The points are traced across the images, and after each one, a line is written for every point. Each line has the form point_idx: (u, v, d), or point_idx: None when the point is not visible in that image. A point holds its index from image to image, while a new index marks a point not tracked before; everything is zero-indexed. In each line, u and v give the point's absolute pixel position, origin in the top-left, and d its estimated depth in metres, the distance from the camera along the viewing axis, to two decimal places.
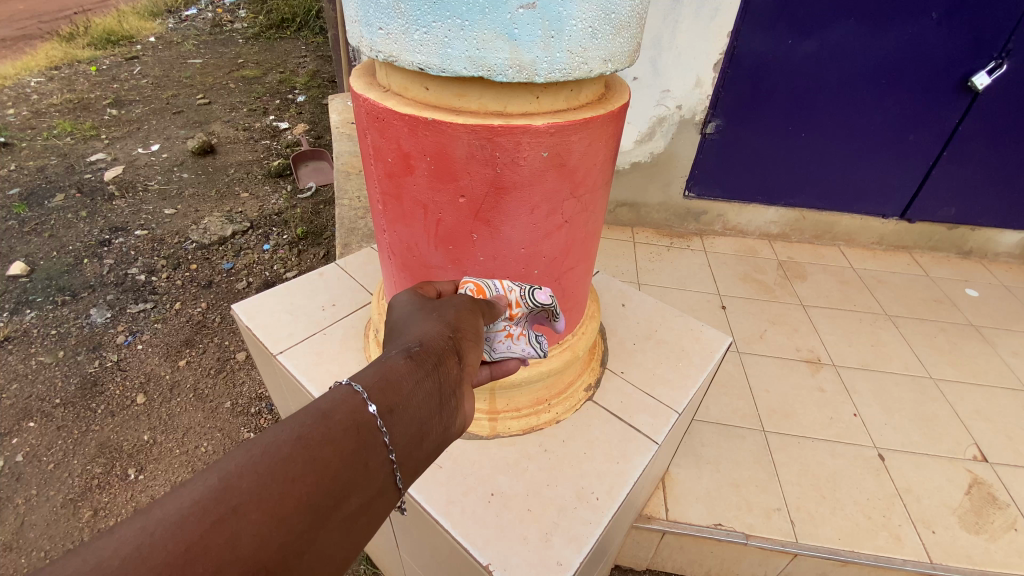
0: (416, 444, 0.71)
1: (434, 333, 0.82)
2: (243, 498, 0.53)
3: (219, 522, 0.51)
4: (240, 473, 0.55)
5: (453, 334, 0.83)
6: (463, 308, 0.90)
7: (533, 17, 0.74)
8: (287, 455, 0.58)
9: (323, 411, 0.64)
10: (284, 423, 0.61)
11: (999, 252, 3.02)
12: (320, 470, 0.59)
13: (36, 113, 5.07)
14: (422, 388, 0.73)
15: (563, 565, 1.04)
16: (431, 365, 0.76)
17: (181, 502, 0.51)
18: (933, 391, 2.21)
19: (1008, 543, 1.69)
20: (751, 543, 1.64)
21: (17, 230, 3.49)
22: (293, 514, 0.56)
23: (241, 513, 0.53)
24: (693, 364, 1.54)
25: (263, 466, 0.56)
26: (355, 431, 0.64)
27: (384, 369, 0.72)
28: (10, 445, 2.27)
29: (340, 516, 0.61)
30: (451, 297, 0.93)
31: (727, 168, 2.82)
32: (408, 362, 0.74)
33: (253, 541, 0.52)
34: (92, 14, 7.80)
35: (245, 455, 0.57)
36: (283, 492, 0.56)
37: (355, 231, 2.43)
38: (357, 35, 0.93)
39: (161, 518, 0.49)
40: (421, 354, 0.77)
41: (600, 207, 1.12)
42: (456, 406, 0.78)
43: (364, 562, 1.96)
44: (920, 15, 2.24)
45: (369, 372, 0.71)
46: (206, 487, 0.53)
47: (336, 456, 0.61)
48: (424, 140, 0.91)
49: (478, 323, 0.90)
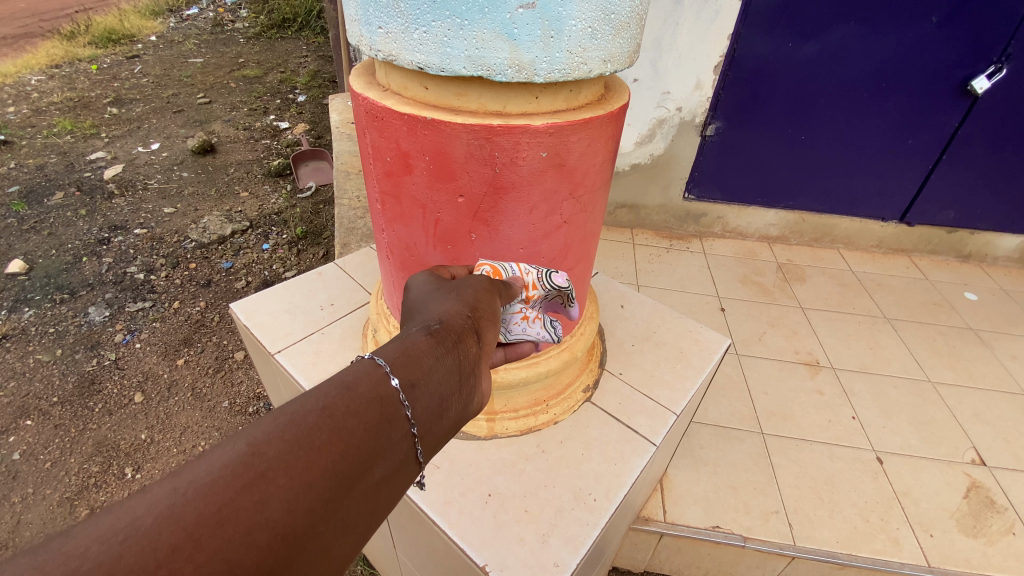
0: (436, 420, 0.71)
1: (453, 310, 0.82)
2: (271, 463, 0.53)
3: (250, 486, 0.51)
4: (268, 439, 0.55)
5: (472, 312, 0.83)
6: (480, 287, 0.89)
7: (532, 17, 0.74)
8: (313, 424, 0.58)
9: (347, 383, 0.64)
10: (309, 394, 0.61)
11: (999, 256, 3.03)
12: (345, 441, 0.59)
13: (36, 111, 5.07)
14: (442, 364, 0.73)
15: (560, 567, 1.04)
16: (452, 342, 0.76)
17: (210, 466, 0.51)
18: (932, 394, 2.21)
19: (1006, 547, 1.69)
20: (748, 546, 1.63)
21: (15, 228, 3.49)
22: (320, 481, 0.56)
23: (270, 478, 0.53)
24: (692, 365, 1.55)
25: (290, 434, 0.56)
26: (379, 404, 0.64)
27: (406, 346, 0.72)
28: (7, 443, 2.26)
29: (364, 486, 0.61)
30: (470, 277, 0.93)
31: (727, 169, 2.82)
32: (429, 338, 0.74)
33: (282, 506, 0.52)
34: (93, 12, 7.82)
35: (272, 423, 0.57)
36: (310, 460, 0.56)
37: (354, 231, 2.43)
38: (356, 34, 0.92)
39: (192, 480, 0.49)
40: (441, 332, 0.76)
41: (600, 207, 1.12)
42: (474, 383, 0.78)
43: (360, 563, 1.96)
44: (920, 19, 2.25)
45: (390, 347, 0.71)
46: (235, 452, 0.53)
47: (360, 427, 0.61)
48: (423, 139, 0.90)
49: (494, 303, 0.89)
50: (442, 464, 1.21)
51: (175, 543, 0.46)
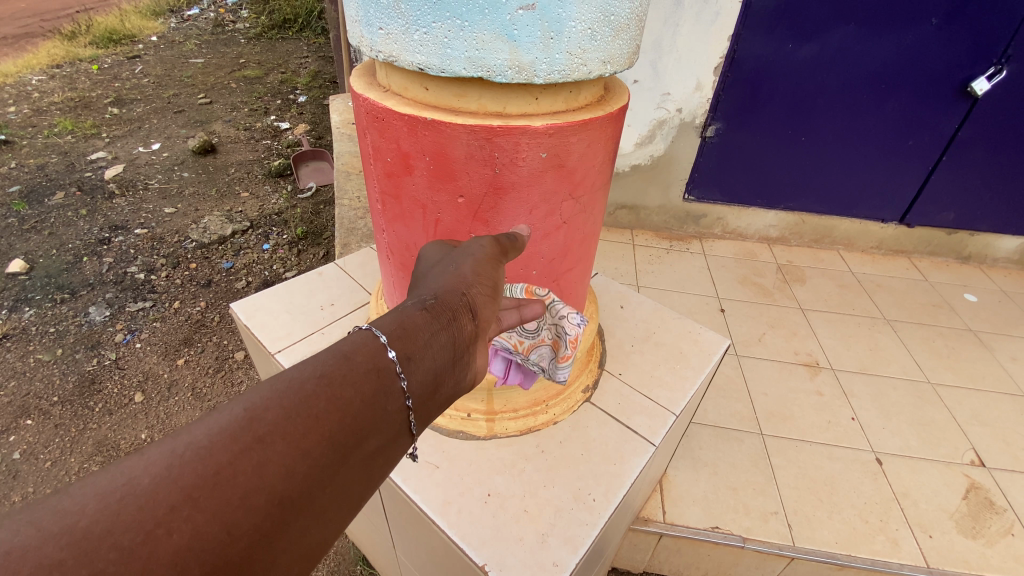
0: (430, 395, 0.71)
1: (451, 285, 0.81)
2: (269, 429, 0.54)
3: (247, 450, 0.52)
4: (265, 406, 0.55)
5: (469, 287, 0.82)
6: (483, 257, 0.87)
7: (532, 18, 0.75)
8: (310, 392, 0.58)
9: (344, 353, 0.64)
10: (307, 363, 0.62)
11: (999, 258, 3.03)
12: (342, 409, 0.60)
13: (36, 111, 5.08)
14: (437, 340, 0.73)
15: (560, 566, 1.04)
16: (447, 318, 0.76)
17: (208, 430, 0.52)
18: (932, 396, 2.21)
19: (1005, 548, 1.69)
20: (748, 546, 1.64)
21: (16, 228, 3.49)
22: (318, 448, 0.56)
23: (267, 442, 0.53)
24: (691, 366, 1.55)
25: (287, 401, 0.57)
26: (376, 374, 0.64)
27: (402, 319, 0.72)
28: (7, 442, 2.27)
29: (361, 455, 0.61)
30: (471, 244, 0.90)
31: (727, 170, 2.82)
32: (425, 313, 0.74)
33: (279, 470, 0.53)
34: (94, 12, 7.83)
35: (270, 390, 0.57)
36: (307, 426, 0.56)
37: (354, 231, 2.43)
38: (357, 36, 0.93)
39: (190, 442, 0.50)
40: (437, 307, 0.76)
41: (599, 208, 1.13)
42: (468, 360, 0.79)
43: (359, 563, 1.96)
44: (920, 20, 2.25)
45: (387, 321, 0.71)
46: (233, 417, 0.54)
47: (357, 397, 0.61)
48: (423, 140, 0.91)
49: (497, 275, 0.88)
50: (441, 465, 1.22)
51: (173, 503, 0.47)
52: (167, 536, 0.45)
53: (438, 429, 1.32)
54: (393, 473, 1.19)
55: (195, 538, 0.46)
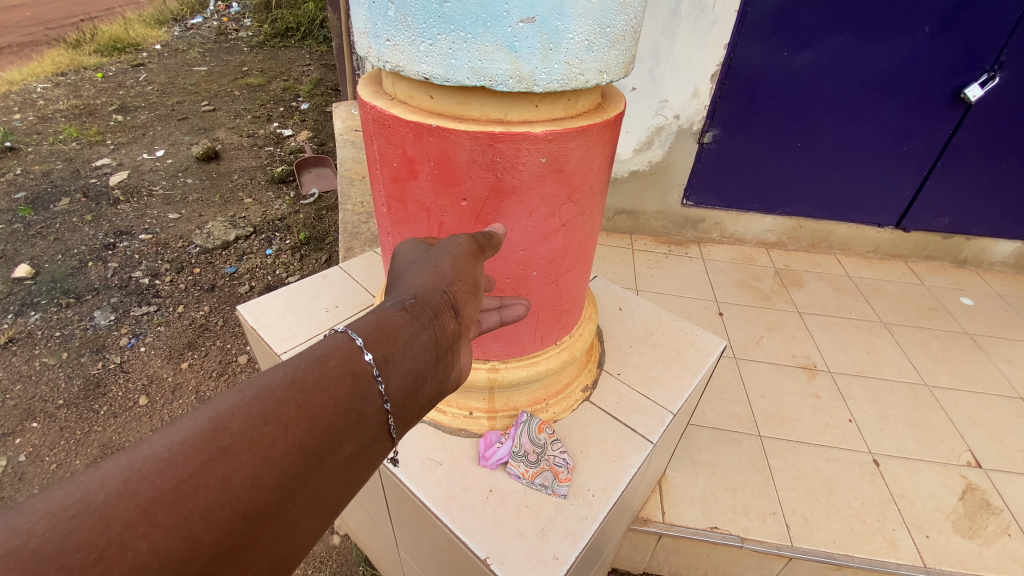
0: (410, 397, 0.74)
1: (430, 284, 0.84)
2: (235, 438, 0.55)
3: (210, 460, 0.53)
4: (233, 414, 0.57)
5: (449, 286, 0.85)
6: (460, 255, 0.91)
7: (532, 30, 0.78)
8: (281, 398, 0.60)
9: (318, 357, 0.66)
10: (279, 369, 0.63)
11: (994, 262, 3.07)
12: (314, 416, 0.61)
13: (41, 118, 5.14)
14: (418, 339, 0.76)
15: (559, 559, 1.07)
16: (428, 317, 0.79)
17: (172, 439, 0.52)
18: (929, 399, 2.23)
19: (1001, 548, 1.70)
20: (746, 546, 1.66)
21: (22, 233, 3.53)
22: (287, 456, 0.58)
23: (233, 453, 0.54)
24: (688, 365, 1.58)
25: (255, 409, 0.58)
26: (351, 378, 0.67)
27: (381, 320, 0.75)
28: (13, 444, 2.29)
29: (334, 462, 0.63)
30: (448, 242, 0.94)
31: (724, 177, 2.86)
32: (405, 313, 0.77)
33: (245, 481, 0.54)
34: (99, 21, 7.97)
35: (238, 397, 0.59)
36: (276, 435, 0.58)
37: (357, 235, 2.47)
38: (365, 46, 0.97)
39: (150, 455, 0.51)
40: (417, 306, 0.79)
41: (597, 211, 1.16)
42: (451, 359, 0.82)
43: (362, 563, 1.99)
44: (913, 29, 2.30)
45: (365, 322, 0.74)
46: (198, 426, 0.55)
47: (330, 402, 0.63)
48: (427, 145, 0.94)
49: (476, 270, 0.91)
50: (444, 462, 1.25)
51: (128, 519, 0.47)
52: (122, 553, 0.46)
53: (439, 427, 1.34)
54: (397, 468, 1.22)
55: (154, 555, 0.47)
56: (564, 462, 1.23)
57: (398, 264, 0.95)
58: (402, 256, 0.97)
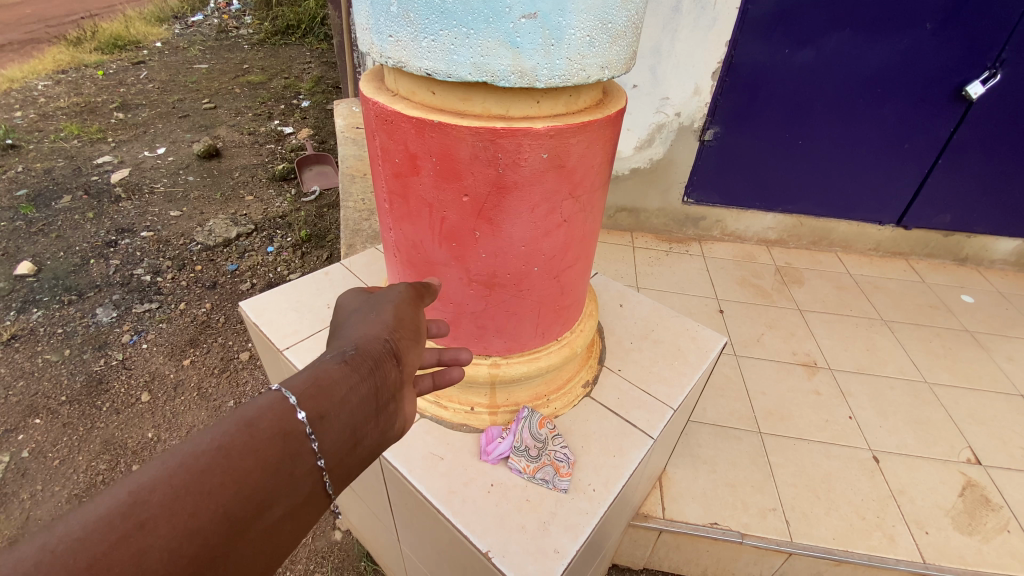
0: (348, 450, 0.68)
1: (372, 334, 0.79)
2: (154, 511, 0.50)
3: (124, 538, 0.48)
4: (153, 485, 0.51)
5: (390, 335, 0.80)
6: (402, 302, 0.89)
7: (534, 26, 0.79)
8: (206, 464, 0.55)
9: (247, 417, 0.60)
10: (205, 431, 0.58)
11: (995, 259, 3.07)
12: (242, 480, 0.56)
13: (42, 116, 5.15)
14: (357, 392, 0.70)
15: (560, 553, 1.07)
16: (367, 368, 0.73)
17: (83, 515, 0.47)
18: (929, 396, 2.24)
19: (1000, 545, 1.71)
20: (746, 542, 1.66)
21: (24, 230, 3.54)
22: (209, 527, 0.53)
23: (150, 528, 0.49)
24: (688, 362, 1.58)
25: (178, 477, 0.53)
26: (282, 439, 0.61)
27: (317, 373, 0.68)
28: (16, 441, 2.30)
29: (262, 527, 0.58)
30: (389, 290, 0.91)
31: (725, 174, 2.87)
32: (343, 365, 0.71)
33: (163, 556, 0.49)
34: (99, 19, 7.97)
35: (158, 466, 0.53)
36: (197, 505, 0.53)
37: (358, 232, 2.48)
38: (367, 42, 0.97)
39: (58, 536, 0.46)
40: (357, 358, 0.73)
41: (598, 207, 1.16)
42: (395, 408, 0.76)
43: (364, 559, 2.00)
44: (914, 26, 2.30)
45: (299, 376, 0.67)
46: (115, 499, 0.49)
47: (258, 465, 0.58)
48: (429, 141, 0.95)
49: (418, 317, 0.89)
50: (445, 457, 1.25)
51: None
52: None
53: (440, 423, 1.35)
54: (398, 463, 1.23)
55: None
56: (565, 457, 1.23)
57: (340, 313, 0.90)
58: (346, 303, 0.92)
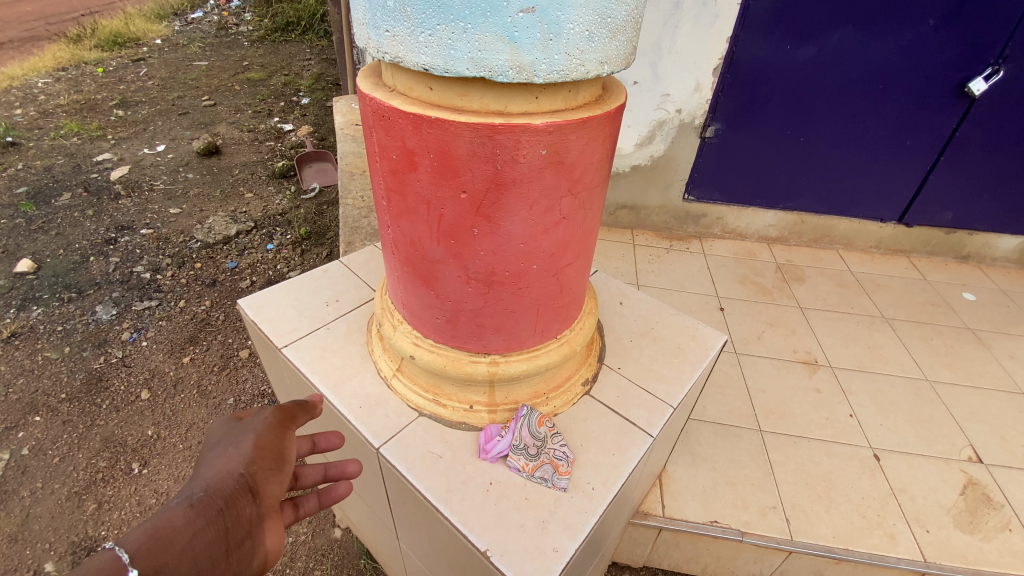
0: None
1: (226, 470, 0.85)
2: None
3: None
4: None
5: (245, 467, 0.86)
6: (265, 429, 0.95)
7: (532, 21, 0.78)
8: None
9: None
10: None
11: (997, 257, 3.05)
12: None
13: (42, 113, 5.14)
14: (200, 539, 0.75)
15: (559, 552, 1.07)
16: (216, 509, 0.79)
17: None
18: (930, 394, 2.23)
19: (1001, 543, 1.71)
20: (746, 540, 1.66)
21: (24, 228, 3.54)
22: None
23: None
24: (689, 360, 1.58)
25: None
26: None
27: (157, 526, 0.73)
28: (16, 439, 2.30)
29: None
30: (255, 418, 0.98)
31: (726, 171, 2.85)
32: (187, 514, 0.76)
33: None
34: (98, 16, 7.95)
35: None
36: None
37: (358, 230, 2.47)
38: (364, 37, 0.96)
39: None
40: (204, 503, 0.79)
41: (598, 204, 1.15)
42: (251, 543, 0.80)
43: (364, 556, 2.00)
44: (917, 22, 2.28)
45: (138, 533, 0.71)
46: None
47: None
48: (427, 137, 0.94)
49: (282, 442, 0.95)
50: (444, 455, 1.25)
51: None
52: None
53: (439, 421, 1.34)
54: (397, 461, 1.23)
55: None
56: (565, 456, 1.23)
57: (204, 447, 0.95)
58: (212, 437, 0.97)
